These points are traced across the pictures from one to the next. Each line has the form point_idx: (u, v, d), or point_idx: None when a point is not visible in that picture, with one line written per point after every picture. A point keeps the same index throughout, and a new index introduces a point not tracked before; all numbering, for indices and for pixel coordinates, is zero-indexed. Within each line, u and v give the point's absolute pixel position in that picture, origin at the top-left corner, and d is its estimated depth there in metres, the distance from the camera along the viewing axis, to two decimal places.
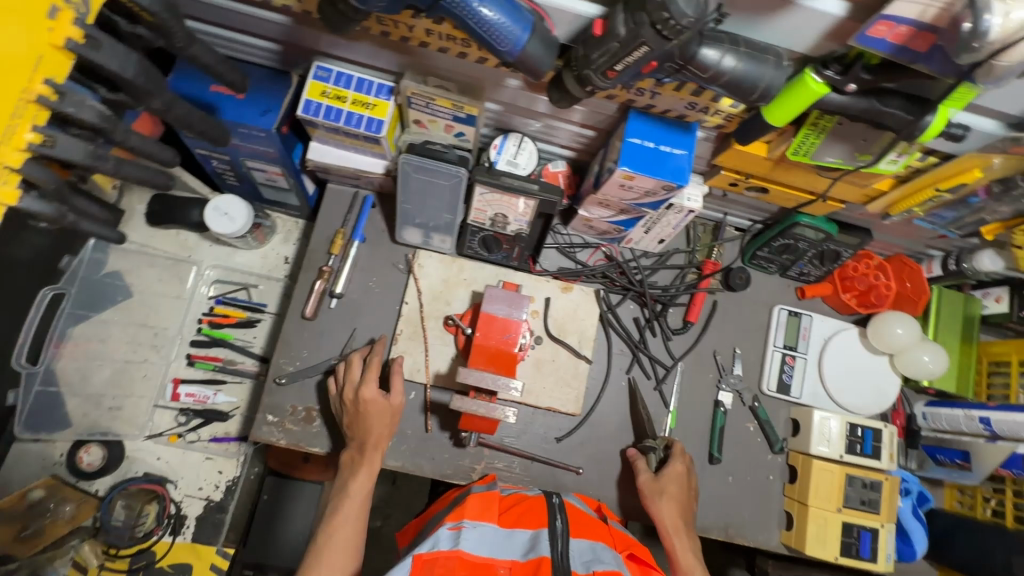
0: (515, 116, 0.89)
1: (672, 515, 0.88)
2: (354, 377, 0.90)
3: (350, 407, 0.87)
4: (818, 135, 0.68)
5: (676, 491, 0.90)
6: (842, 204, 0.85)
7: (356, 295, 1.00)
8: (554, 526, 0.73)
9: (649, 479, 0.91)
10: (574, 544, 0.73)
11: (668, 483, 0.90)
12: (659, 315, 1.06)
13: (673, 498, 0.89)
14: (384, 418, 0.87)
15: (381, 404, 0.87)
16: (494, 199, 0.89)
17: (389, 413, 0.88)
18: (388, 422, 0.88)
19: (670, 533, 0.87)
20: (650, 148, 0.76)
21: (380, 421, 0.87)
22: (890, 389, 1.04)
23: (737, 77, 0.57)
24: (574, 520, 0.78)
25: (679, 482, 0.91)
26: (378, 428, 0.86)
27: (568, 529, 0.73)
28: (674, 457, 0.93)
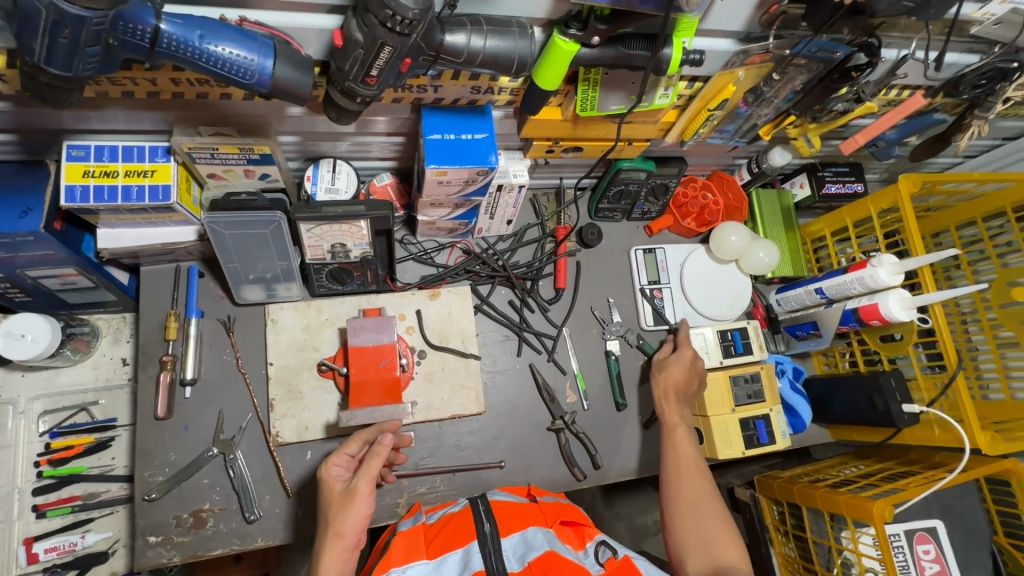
0: (319, 143, 0.86)
1: (668, 387, 1.00)
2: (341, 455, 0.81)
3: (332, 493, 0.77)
4: (594, 88, 0.73)
5: (680, 376, 1.01)
6: (648, 142, 0.92)
7: (213, 373, 0.91)
8: (483, 534, 0.72)
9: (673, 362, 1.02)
10: (508, 546, 0.72)
11: (673, 366, 1.01)
12: (531, 291, 1.08)
13: (675, 371, 1.01)
14: (343, 505, 0.74)
15: (339, 489, 0.77)
16: (325, 230, 0.85)
17: (350, 502, 0.74)
18: (354, 512, 0.73)
19: (662, 402, 0.99)
20: (451, 139, 0.76)
21: (334, 509, 0.74)
22: (745, 290, 1.16)
23: (490, 55, 0.58)
24: (502, 515, 0.77)
25: (689, 360, 1.02)
26: (342, 519, 0.73)
27: (498, 531, 0.73)
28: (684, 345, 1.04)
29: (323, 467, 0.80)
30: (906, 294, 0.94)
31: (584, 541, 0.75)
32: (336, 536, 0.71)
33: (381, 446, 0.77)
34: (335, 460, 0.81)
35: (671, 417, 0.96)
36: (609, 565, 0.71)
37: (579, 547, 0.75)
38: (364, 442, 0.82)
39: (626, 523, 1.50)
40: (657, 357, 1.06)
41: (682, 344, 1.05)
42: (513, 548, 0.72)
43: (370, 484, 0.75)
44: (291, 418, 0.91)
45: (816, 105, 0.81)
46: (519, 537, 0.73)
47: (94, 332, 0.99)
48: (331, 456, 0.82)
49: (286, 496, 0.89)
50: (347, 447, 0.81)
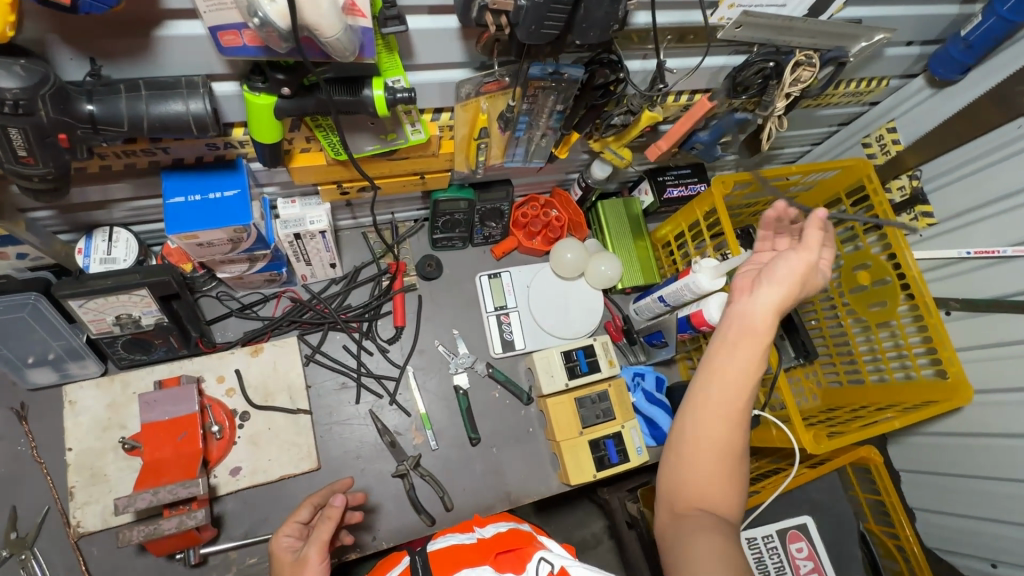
0: (83, 213, 0.81)
1: (776, 291, 0.60)
2: (297, 521, 0.70)
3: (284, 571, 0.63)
4: (334, 132, 0.69)
5: (787, 270, 0.60)
6: (445, 172, 0.89)
7: (6, 467, 0.85)
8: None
9: (772, 283, 0.60)
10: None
11: (803, 248, 0.60)
12: (367, 333, 1.04)
13: (789, 279, 0.60)
14: None
15: (290, 561, 0.64)
16: (100, 304, 0.80)
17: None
18: None
19: (746, 307, 0.61)
20: (198, 200, 0.72)
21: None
22: (595, 305, 1.14)
23: (155, 119, 0.54)
24: (436, 564, 0.61)
25: (800, 263, 0.60)
26: None
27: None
28: (810, 232, 0.60)
29: (272, 538, 0.67)
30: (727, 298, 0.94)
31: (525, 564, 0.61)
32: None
33: (334, 508, 0.67)
34: (283, 531, 0.68)
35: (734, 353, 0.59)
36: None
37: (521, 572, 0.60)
38: (315, 507, 0.72)
39: None
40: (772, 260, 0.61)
41: (807, 253, 0.60)
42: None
43: (320, 551, 0.62)
44: (94, 505, 0.85)
45: (595, 120, 0.80)
46: None
47: None
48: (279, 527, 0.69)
49: None
50: (296, 514, 0.70)
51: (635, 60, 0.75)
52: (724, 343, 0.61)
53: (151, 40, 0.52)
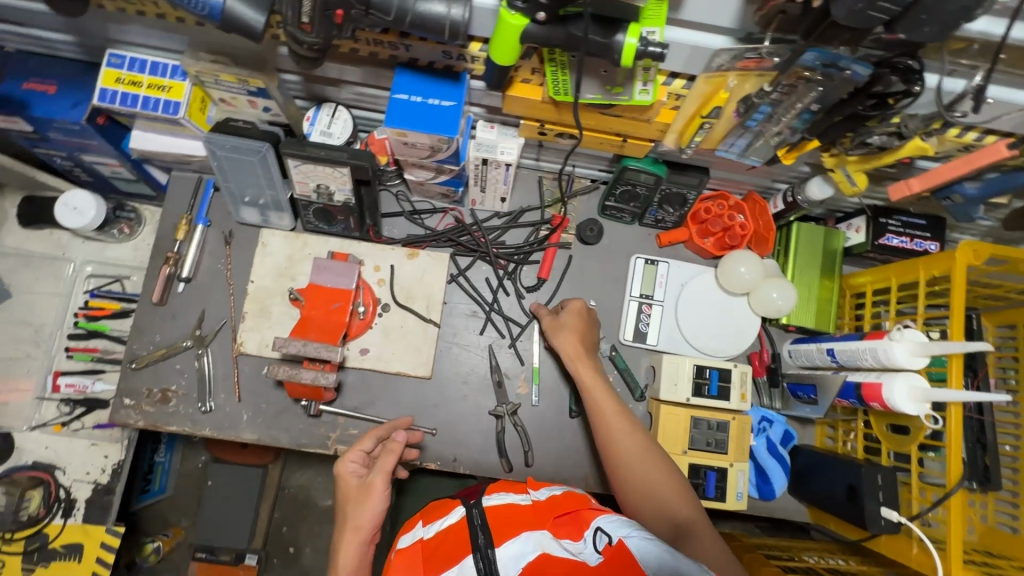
0: (319, 85, 0.89)
1: (573, 345, 0.93)
2: (364, 447, 0.86)
3: (349, 488, 0.81)
4: (563, 71, 0.67)
5: (575, 322, 0.96)
6: (649, 142, 0.84)
7: (205, 277, 1.02)
8: (474, 546, 0.61)
9: (556, 322, 0.97)
10: (504, 557, 0.60)
11: (570, 320, 0.96)
12: (511, 274, 1.05)
13: (572, 331, 0.95)
14: (361, 500, 0.78)
15: (357, 484, 0.80)
16: (310, 170, 0.90)
17: (366, 497, 0.78)
18: (370, 507, 0.77)
19: (575, 361, 0.91)
20: (418, 102, 0.75)
21: (355, 504, 0.78)
22: (747, 330, 1.03)
23: (418, 16, 0.56)
24: (495, 520, 0.65)
25: (579, 313, 0.97)
26: (360, 513, 0.77)
27: (492, 543, 0.61)
28: (569, 300, 0.99)
29: (339, 463, 0.83)
30: (920, 384, 0.78)
31: (581, 530, 0.65)
32: (356, 530, 0.76)
33: (395, 443, 0.83)
34: (349, 456, 0.84)
35: (587, 377, 0.89)
36: (606, 554, 0.60)
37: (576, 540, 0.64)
38: (377, 438, 0.88)
39: None
40: (544, 318, 0.99)
41: (573, 314, 0.96)
42: (507, 559, 0.60)
43: (385, 480, 0.79)
44: (257, 333, 1.00)
45: (846, 135, 0.69)
46: (512, 547, 0.60)
47: (138, 218, 1.16)
48: (347, 451, 0.85)
49: (238, 397, 0.99)
50: (362, 444, 0.86)
51: (938, 74, 0.61)
52: (583, 385, 0.89)
53: None
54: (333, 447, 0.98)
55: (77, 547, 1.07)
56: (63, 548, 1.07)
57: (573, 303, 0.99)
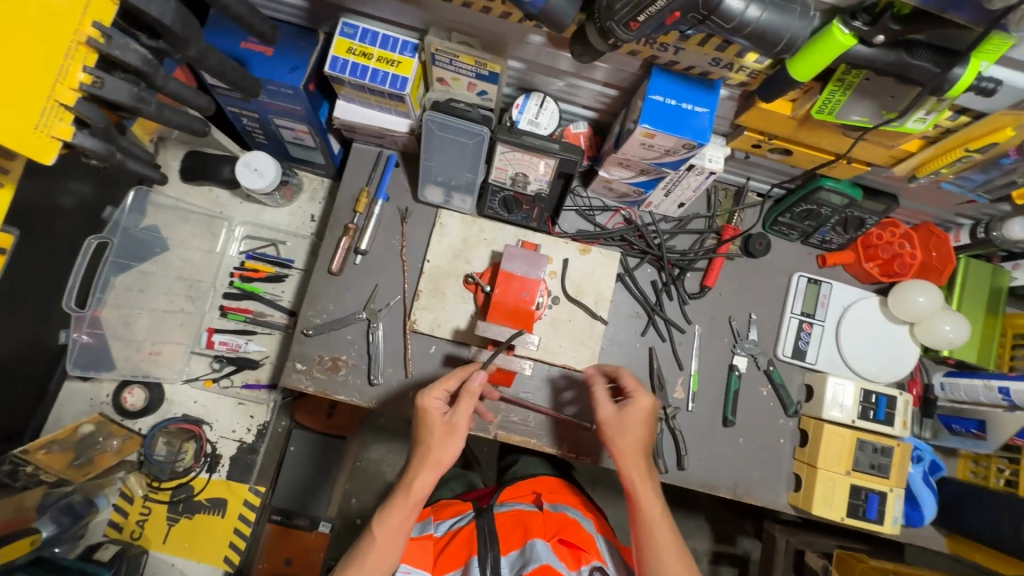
0: (538, 75, 0.89)
1: (631, 449, 0.84)
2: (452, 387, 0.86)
3: (437, 428, 0.83)
4: (844, 91, 0.67)
5: (640, 432, 0.85)
6: (867, 167, 0.84)
7: (380, 252, 1.03)
8: (483, 555, 0.82)
9: (614, 413, 0.87)
10: (506, 566, 0.81)
11: (629, 422, 0.85)
12: (676, 279, 1.06)
13: (632, 434, 0.85)
14: (445, 438, 0.82)
15: (440, 422, 0.83)
16: (515, 157, 0.90)
17: (449, 437, 0.82)
18: (450, 447, 0.82)
19: (626, 460, 0.85)
20: (671, 105, 0.76)
21: (436, 439, 0.83)
22: (907, 358, 1.04)
23: (761, 29, 0.57)
24: (504, 535, 0.86)
25: (644, 417, 0.85)
26: (442, 450, 0.82)
27: (498, 555, 0.82)
28: (639, 393, 0.86)
29: (423, 394, 0.84)
30: None
31: (578, 563, 0.81)
32: (434, 462, 0.82)
33: (474, 385, 0.83)
34: (434, 391, 0.85)
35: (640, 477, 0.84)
36: None
37: (573, 567, 0.81)
38: (463, 379, 0.87)
39: None
40: (598, 407, 0.88)
41: (637, 412, 0.85)
42: (510, 566, 0.81)
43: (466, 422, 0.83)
44: (429, 312, 1.00)
45: None
46: (518, 556, 0.82)
47: (298, 185, 1.17)
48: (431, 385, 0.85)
49: (405, 374, 0.99)
50: (448, 382, 0.85)
51: None
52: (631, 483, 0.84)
53: None
54: (495, 432, 0.99)
55: (220, 503, 1.09)
56: (206, 502, 1.08)
57: (636, 406, 0.85)
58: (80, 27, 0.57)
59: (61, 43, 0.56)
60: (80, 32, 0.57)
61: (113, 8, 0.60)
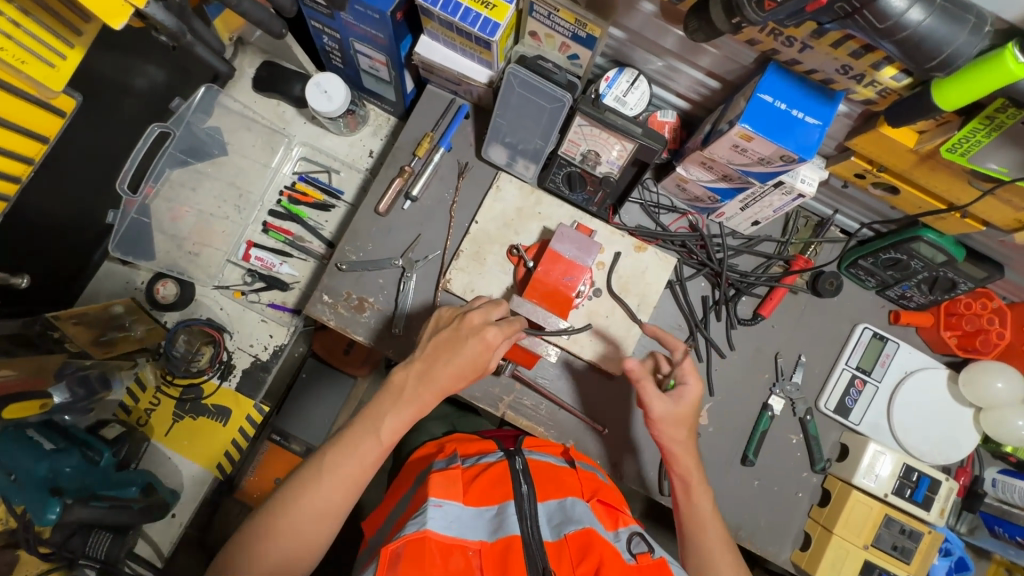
0: (638, 49, 0.82)
1: (688, 444, 0.80)
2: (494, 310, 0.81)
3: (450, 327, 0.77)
4: (989, 131, 0.58)
5: (681, 412, 0.80)
6: (982, 225, 0.74)
7: (430, 202, 1.00)
8: (520, 494, 0.74)
9: (672, 409, 0.79)
10: (542, 510, 0.74)
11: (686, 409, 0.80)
12: (730, 300, 0.99)
13: (687, 421, 0.80)
14: (456, 341, 0.75)
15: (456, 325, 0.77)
16: (592, 133, 0.84)
17: (460, 343, 0.75)
18: (462, 354, 0.74)
19: (677, 456, 0.80)
20: (780, 110, 0.68)
21: (444, 343, 0.75)
22: (963, 444, 0.94)
23: (918, 36, 0.48)
24: (538, 480, 0.78)
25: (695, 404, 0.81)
26: (448, 353, 0.75)
27: (535, 496, 0.75)
28: (690, 379, 0.81)
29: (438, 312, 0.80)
30: None
31: (618, 524, 0.74)
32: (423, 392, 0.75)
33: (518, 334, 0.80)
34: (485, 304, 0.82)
35: (703, 496, 0.80)
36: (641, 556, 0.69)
37: (610, 527, 0.74)
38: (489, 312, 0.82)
39: None
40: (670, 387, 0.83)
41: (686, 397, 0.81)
42: (549, 516, 0.73)
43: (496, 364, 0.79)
44: (465, 274, 0.96)
45: None
46: (556, 504, 0.75)
47: (364, 117, 1.14)
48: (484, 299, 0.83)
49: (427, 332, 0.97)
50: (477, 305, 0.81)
51: None
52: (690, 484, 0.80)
53: None
54: (504, 410, 0.96)
55: (225, 411, 1.10)
56: (213, 407, 1.10)
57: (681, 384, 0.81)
58: None
59: None
60: None
61: None
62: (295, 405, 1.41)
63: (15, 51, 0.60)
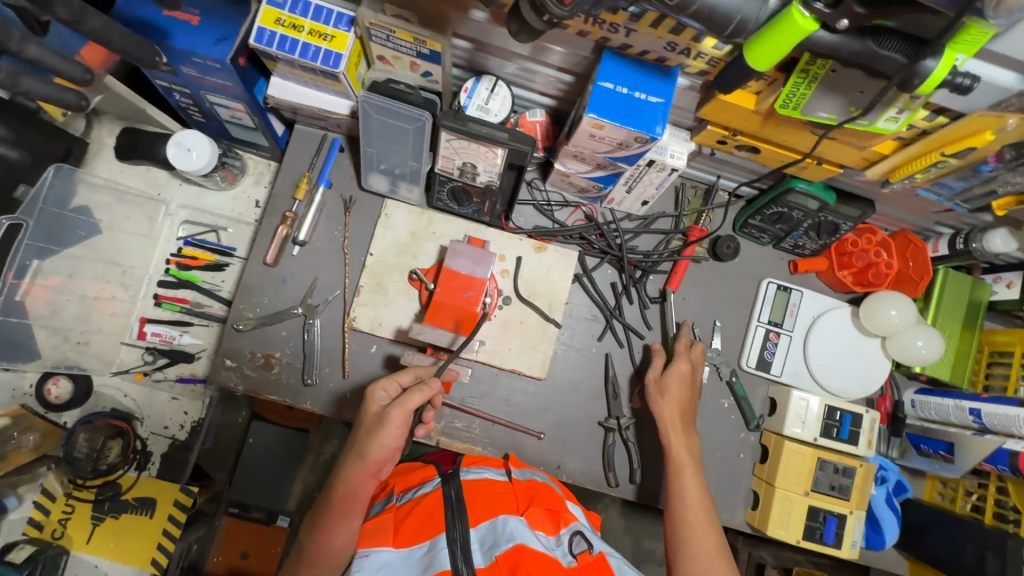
0: (488, 56, 0.82)
1: (671, 414, 0.86)
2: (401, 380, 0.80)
3: (371, 419, 0.76)
4: (808, 84, 0.60)
5: (679, 390, 0.89)
6: (839, 169, 0.78)
7: (320, 243, 0.96)
8: (451, 530, 0.69)
9: (660, 390, 0.89)
10: (475, 537, 0.70)
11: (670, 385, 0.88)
12: (637, 282, 1.00)
13: (674, 399, 0.87)
14: (372, 430, 0.75)
15: (374, 412, 0.77)
16: (461, 146, 0.83)
17: (379, 427, 0.74)
18: (381, 441, 0.74)
19: (668, 431, 0.85)
20: (623, 94, 0.69)
21: (366, 430, 0.75)
22: (877, 374, 0.99)
23: (707, 8, 0.50)
24: (472, 503, 0.75)
25: (682, 378, 0.89)
26: (370, 443, 0.74)
27: (468, 525, 0.71)
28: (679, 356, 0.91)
29: (370, 386, 0.78)
30: None
31: (559, 528, 0.73)
32: (360, 457, 0.74)
33: (431, 386, 0.77)
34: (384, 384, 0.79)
35: (678, 452, 0.83)
36: (581, 558, 0.69)
37: (551, 533, 0.72)
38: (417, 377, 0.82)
39: (636, 541, 1.35)
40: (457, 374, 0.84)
41: (682, 358, 0.91)
42: (481, 540, 0.70)
43: (403, 416, 0.74)
44: (370, 308, 0.94)
45: None
46: (489, 527, 0.71)
47: (242, 168, 1.09)
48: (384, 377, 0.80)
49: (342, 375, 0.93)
50: (399, 376, 0.80)
51: None
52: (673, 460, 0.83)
53: None
54: (436, 438, 0.93)
55: (149, 503, 1.03)
56: (134, 501, 1.02)
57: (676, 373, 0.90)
58: None
59: None
60: None
61: None
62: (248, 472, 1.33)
63: None
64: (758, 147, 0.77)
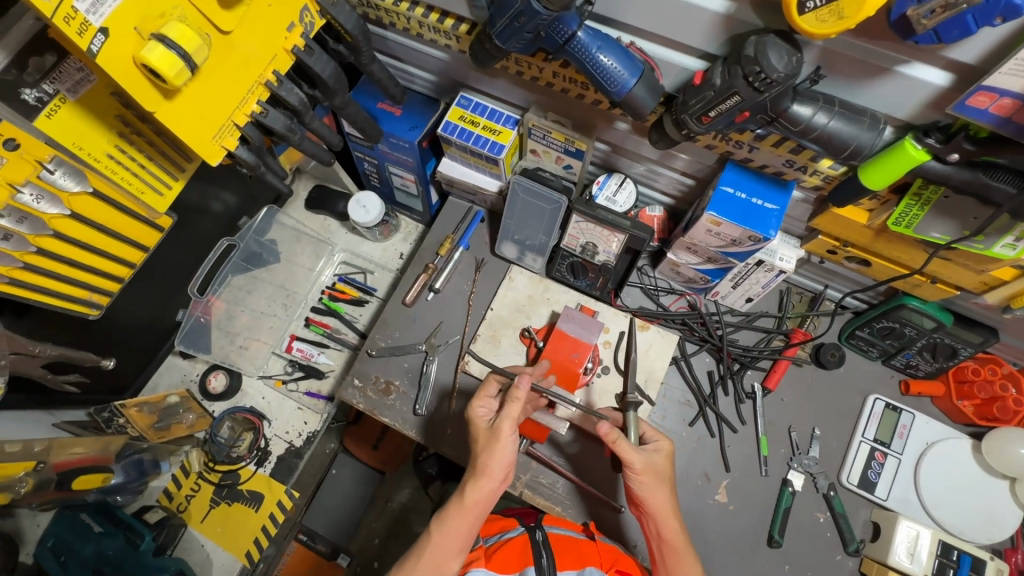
0: (621, 158, 0.98)
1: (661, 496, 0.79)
2: (489, 394, 0.87)
3: (484, 433, 0.82)
4: (921, 206, 0.67)
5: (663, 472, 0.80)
6: (956, 290, 0.81)
7: (450, 293, 1.12)
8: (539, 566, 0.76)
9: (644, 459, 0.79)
10: None
11: (656, 465, 0.80)
12: (734, 374, 1.02)
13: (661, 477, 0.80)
14: (490, 444, 0.80)
15: (483, 428, 0.82)
16: (588, 228, 0.97)
17: (495, 442, 0.80)
18: (502, 450, 0.79)
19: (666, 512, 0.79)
20: (742, 198, 0.79)
21: (482, 446, 0.80)
22: (1006, 521, 0.90)
23: (827, 134, 0.60)
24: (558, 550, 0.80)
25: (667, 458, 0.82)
26: (490, 457, 0.79)
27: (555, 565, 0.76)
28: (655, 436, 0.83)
29: (470, 407, 0.85)
30: None
31: None
32: (491, 477, 0.78)
33: (519, 391, 0.81)
34: (479, 402, 0.86)
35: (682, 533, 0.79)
36: None
37: None
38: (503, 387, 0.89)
39: None
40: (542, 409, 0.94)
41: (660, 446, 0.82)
42: None
43: (512, 427, 0.80)
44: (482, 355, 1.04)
45: None
46: None
47: (396, 226, 1.32)
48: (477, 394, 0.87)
49: (447, 410, 1.03)
50: (489, 391, 0.87)
51: None
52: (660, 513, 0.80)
53: (886, 72, 0.56)
54: (521, 489, 0.97)
55: (258, 497, 1.15)
56: (247, 493, 1.16)
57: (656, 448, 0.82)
58: (263, 72, 0.65)
59: (247, 81, 0.63)
60: (262, 75, 0.64)
61: (289, 62, 0.68)
62: (325, 502, 1.41)
63: (138, 184, 0.75)
64: (870, 260, 0.83)
